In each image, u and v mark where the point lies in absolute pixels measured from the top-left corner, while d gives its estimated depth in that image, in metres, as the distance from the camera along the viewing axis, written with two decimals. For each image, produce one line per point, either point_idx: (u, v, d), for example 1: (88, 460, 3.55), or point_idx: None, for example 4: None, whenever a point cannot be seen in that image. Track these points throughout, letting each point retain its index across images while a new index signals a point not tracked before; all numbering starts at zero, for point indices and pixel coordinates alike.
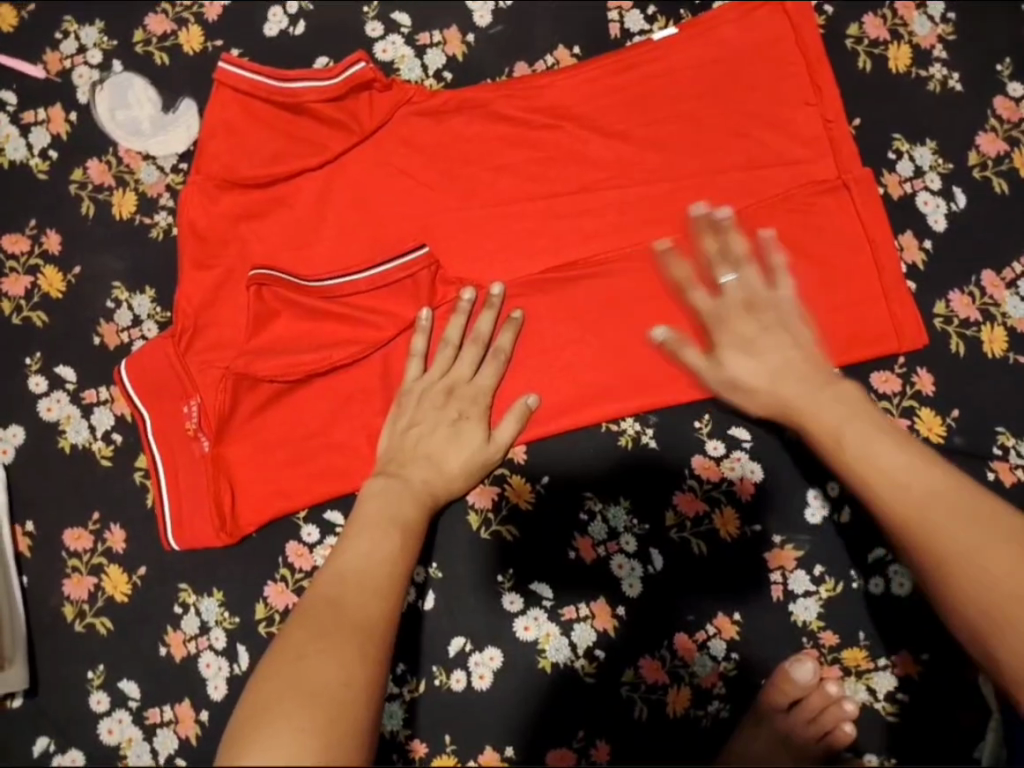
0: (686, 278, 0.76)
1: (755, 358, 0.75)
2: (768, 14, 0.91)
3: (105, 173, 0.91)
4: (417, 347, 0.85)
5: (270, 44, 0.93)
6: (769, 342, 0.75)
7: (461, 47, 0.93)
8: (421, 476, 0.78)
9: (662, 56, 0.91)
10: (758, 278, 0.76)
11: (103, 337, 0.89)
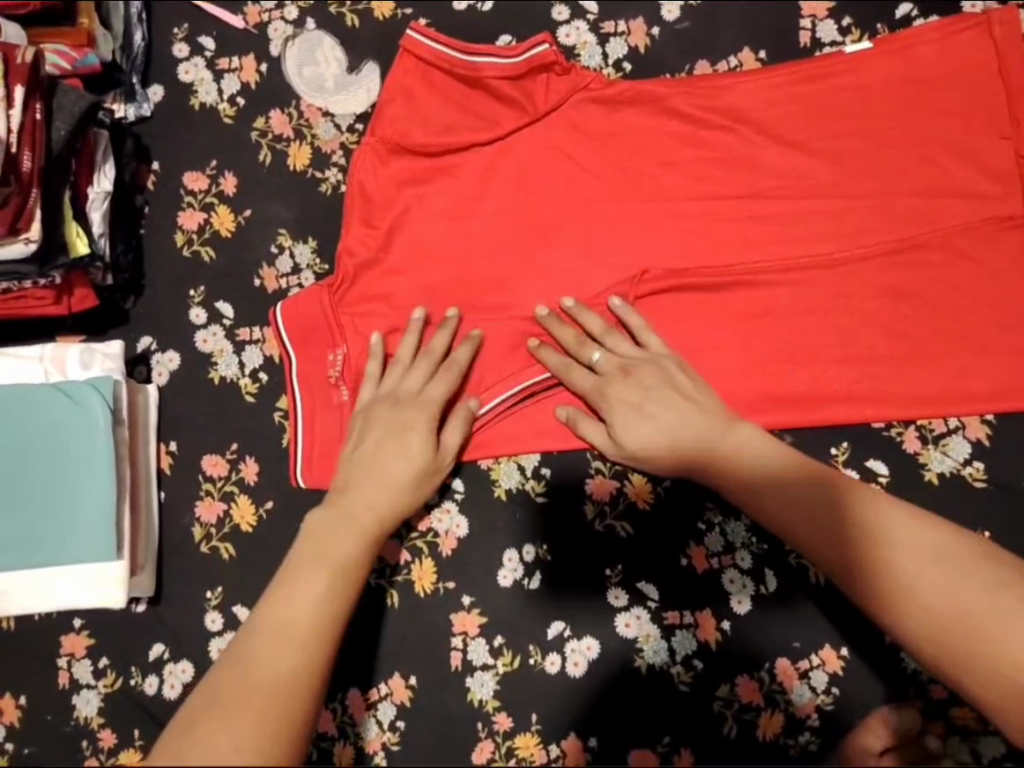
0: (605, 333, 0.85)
1: (647, 423, 0.81)
2: (975, 37, 0.86)
3: (286, 125, 0.95)
4: (371, 370, 0.85)
5: (458, 18, 0.95)
6: (649, 396, 0.81)
7: (645, 40, 0.92)
8: (368, 500, 0.77)
9: (854, 69, 0.88)
10: (625, 348, 0.85)
11: (263, 280, 0.93)
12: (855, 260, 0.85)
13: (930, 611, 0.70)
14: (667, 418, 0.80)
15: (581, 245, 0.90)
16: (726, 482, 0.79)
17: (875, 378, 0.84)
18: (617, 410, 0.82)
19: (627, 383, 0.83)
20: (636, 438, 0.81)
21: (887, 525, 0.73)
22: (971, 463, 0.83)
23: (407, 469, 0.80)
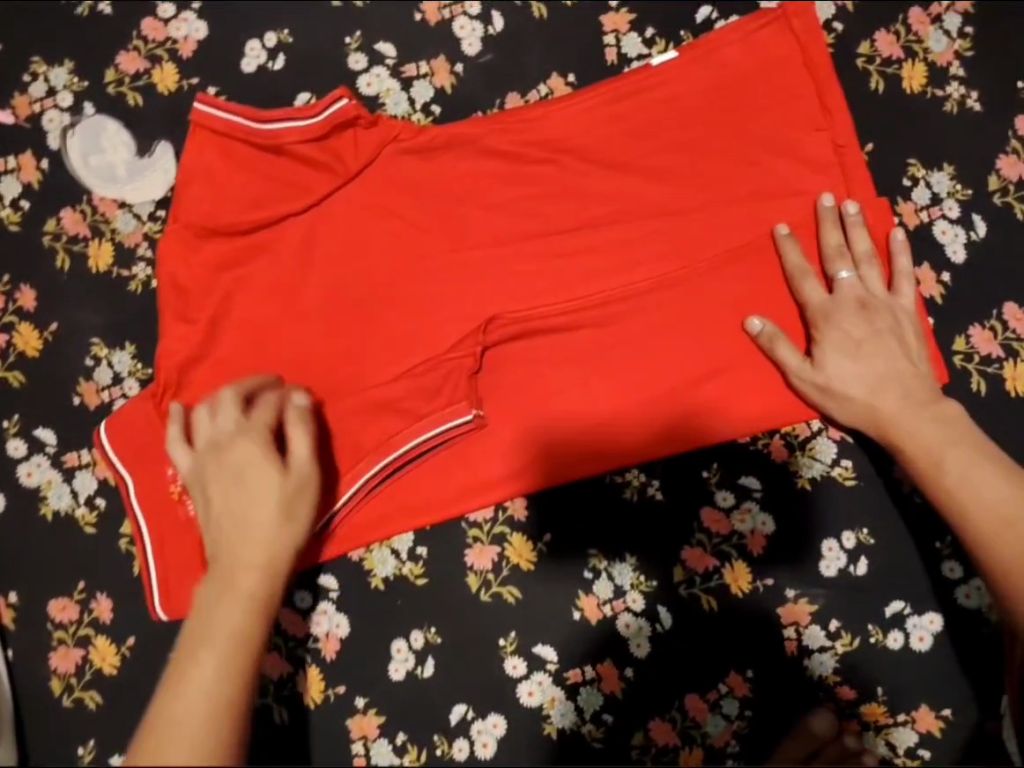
0: (798, 267, 0.81)
1: (860, 363, 0.78)
2: (774, 32, 0.85)
3: (80, 223, 0.87)
4: (173, 434, 0.73)
5: (248, 81, 0.88)
6: (834, 334, 0.79)
7: (450, 78, 0.87)
8: (240, 556, 0.62)
9: (664, 82, 0.85)
10: (876, 285, 0.81)
11: (83, 396, 0.85)
12: (695, 278, 0.83)
13: (975, 518, 0.71)
14: (858, 373, 0.78)
15: (418, 305, 0.84)
16: (865, 402, 0.77)
17: (734, 393, 0.82)
18: (847, 350, 0.78)
19: (823, 320, 0.79)
20: (844, 370, 0.78)
21: (986, 473, 0.72)
22: (839, 462, 0.83)
23: (253, 547, 0.63)
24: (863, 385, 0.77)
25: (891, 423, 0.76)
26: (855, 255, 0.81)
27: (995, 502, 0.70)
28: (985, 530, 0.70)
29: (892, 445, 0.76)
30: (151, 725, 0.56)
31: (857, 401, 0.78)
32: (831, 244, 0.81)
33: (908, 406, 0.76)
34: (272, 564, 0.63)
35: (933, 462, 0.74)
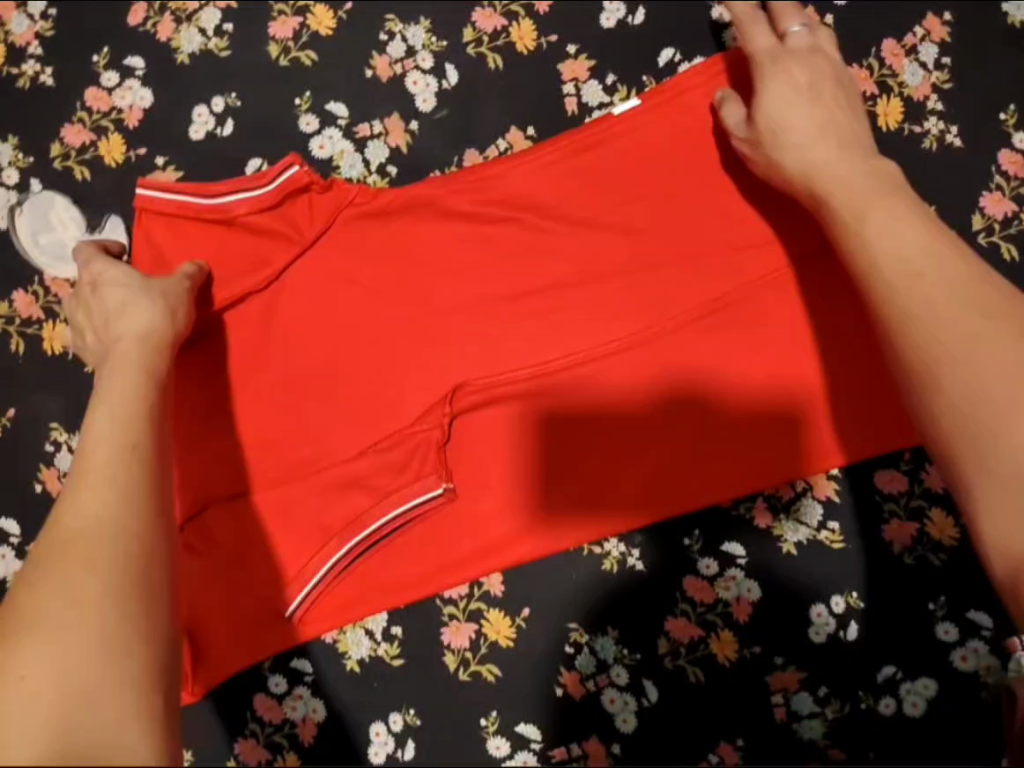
0: (806, 83, 0.74)
1: (807, 116, 0.73)
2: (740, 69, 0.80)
3: (33, 304, 0.84)
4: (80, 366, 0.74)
5: (197, 148, 0.85)
6: (788, 105, 0.73)
7: (405, 137, 0.84)
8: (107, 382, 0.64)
9: (628, 131, 0.81)
10: (869, 165, 0.70)
11: (45, 482, 0.83)
12: (668, 336, 0.80)
13: (897, 306, 0.61)
14: (803, 120, 0.73)
15: (383, 375, 0.82)
16: (804, 185, 0.71)
17: (713, 454, 0.79)
18: (800, 97, 0.73)
19: (787, 101, 0.73)
20: (801, 155, 0.71)
21: (911, 251, 0.62)
22: (826, 525, 0.80)
23: (102, 448, 0.57)
24: (809, 117, 0.72)
25: (821, 173, 0.70)
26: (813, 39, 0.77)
27: (922, 284, 0.61)
28: (911, 308, 0.60)
29: (814, 190, 0.70)
30: (26, 646, 0.46)
31: (800, 151, 0.72)
32: (773, 72, 0.75)
33: (862, 187, 0.68)
34: (136, 443, 0.57)
35: (878, 222, 0.65)
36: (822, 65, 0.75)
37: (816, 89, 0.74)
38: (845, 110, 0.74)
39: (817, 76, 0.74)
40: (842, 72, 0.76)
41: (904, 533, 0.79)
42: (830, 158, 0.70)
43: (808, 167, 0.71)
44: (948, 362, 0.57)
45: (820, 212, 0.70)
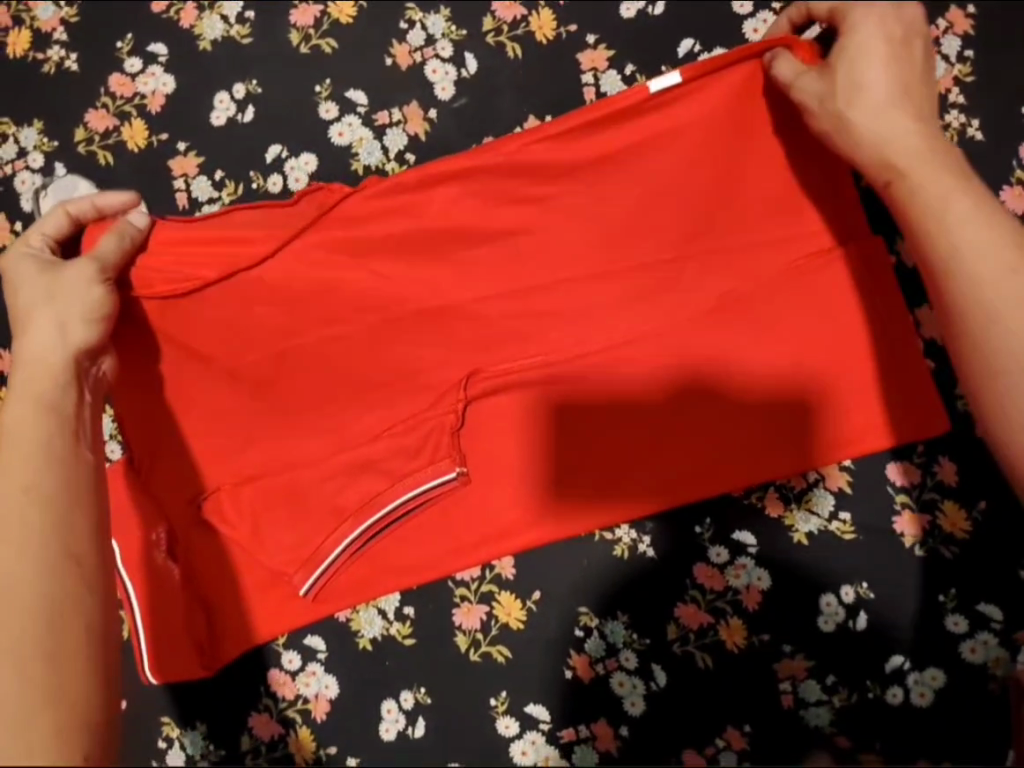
0: (897, 39, 0.69)
1: (897, 84, 0.68)
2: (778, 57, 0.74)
3: None
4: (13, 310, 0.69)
5: (218, 134, 0.86)
6: (858, 61, 0.68)
7: (424, 125, 0.84)
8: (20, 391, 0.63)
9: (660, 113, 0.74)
10: (944, 143, 0.69)
11: None
12: (681, 325, 0.81)
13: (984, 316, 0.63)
14: (886, 82, 0.68)
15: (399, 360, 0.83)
16: (877, 152, 0.68)
17: (725, 443, 0.79)
18: (881, 55, 0.68)
19: (860, 60, 0.68)
20: (885, 127, 0.68)
21: (997, 251, 0.64)
22: (837, 516, 0.79)
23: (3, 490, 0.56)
24: (888, 81, 0.68)
25: (909, 149, 0.67)
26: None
27: (1004, 292, 0.63)
28: (999, 323, 0.63)
29: (887, 161, 0.68)
30: None
31: (877, 120, 0.68)
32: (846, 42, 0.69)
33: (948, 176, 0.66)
34: (32, 483, 0.56)
35: (961, 216, 0.65)
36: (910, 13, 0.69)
37: (897, 50, 0.68)
38: (915, 67, 0.69)
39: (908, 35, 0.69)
40: (921, 29, 0.69)
41: (916, 526, 0.79)
42: (913, 135, 0.68)
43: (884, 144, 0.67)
44: (1018, 374, 0.63)
45: (888, 180, 0.68)
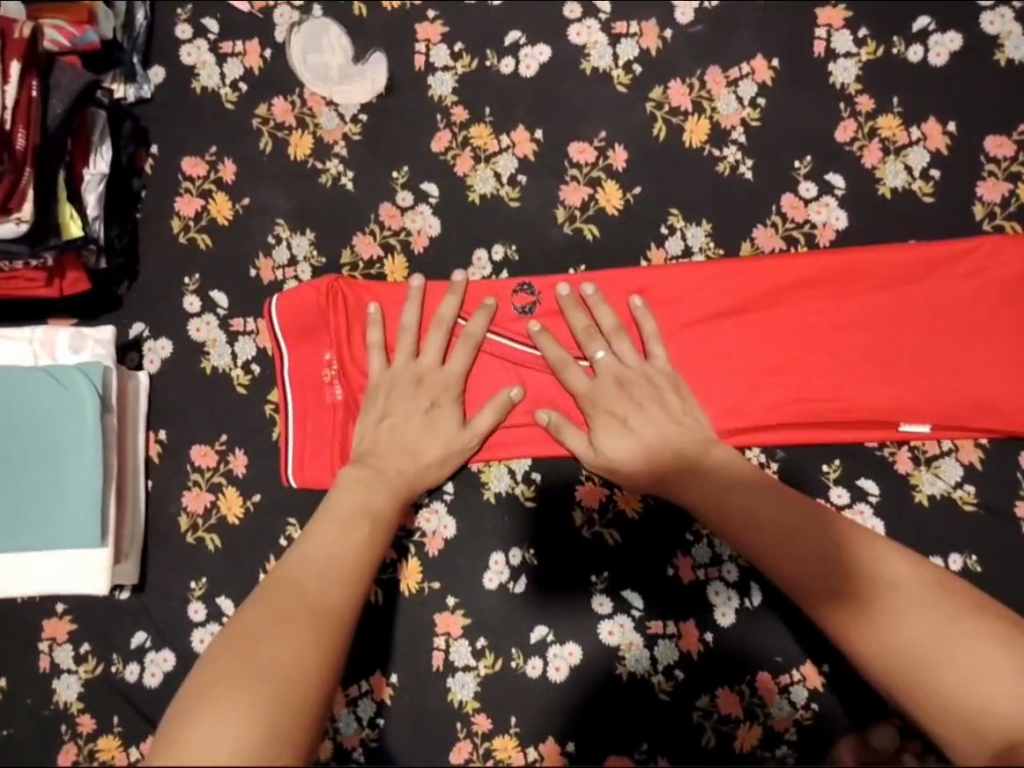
0: (591, 386, 0.82)
1: (618, 426, 0.81)
2: (1002, 257, 0.81)
3: (288, 113, 0.94)
4: (375, 339, 0.85)
5: (467, 10, 0.93)
6: (642, 419, 0.80)
7: (658, 42, 0.90)
8: (429, 434, 0.82)
9: (874, 301, 0.83)
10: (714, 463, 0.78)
11: (260, 271, 0.92)
12: (860, 269, 0.83)
13: (884, 636, 0.66)
14: (642, 451, 0.79)
15: (582, 252, 0.89)
16: (1003, 704, 0.60)
17: (875, 396, 0.82)
18: (628, 413, 0.81)
19: (646, 423, 0.80)
20: (611, 440, 0.80)
21: (835, 556, 0.70)
22: (963, 486, 0.82)
23: (426, 457, 0.82)
24: (646, 457, 0.79)
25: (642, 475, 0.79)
26: (604, 334, 0.84)
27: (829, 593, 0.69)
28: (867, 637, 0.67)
29: (885, 618, 0.66)
30: (274, 606, 0.60)
31: (598, 406, 0.82)
32: (645, 369, 0.82)
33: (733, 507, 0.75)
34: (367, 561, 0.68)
35: (800, 544, 0.71)
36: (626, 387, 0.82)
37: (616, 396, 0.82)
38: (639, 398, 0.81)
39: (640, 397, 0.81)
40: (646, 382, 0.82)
41: None
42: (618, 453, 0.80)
43: (865, 592, 0.68)
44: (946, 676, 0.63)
45: (891, 638, 0.66)
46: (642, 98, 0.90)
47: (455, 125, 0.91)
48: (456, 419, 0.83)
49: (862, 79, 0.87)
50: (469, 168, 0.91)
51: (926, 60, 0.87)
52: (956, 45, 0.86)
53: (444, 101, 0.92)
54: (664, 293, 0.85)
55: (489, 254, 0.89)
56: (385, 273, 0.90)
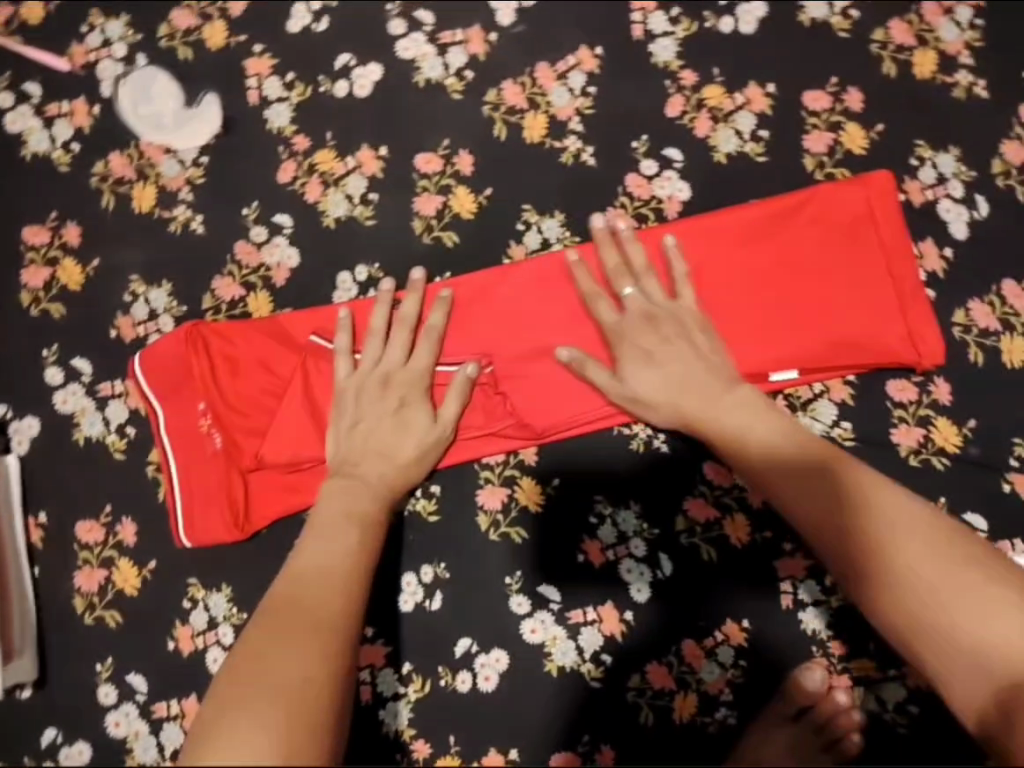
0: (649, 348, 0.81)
1: (651, 367, 0.80)
2: (833, 202, 0.85)
3: (127, 166, 0.92)
4: (342, 345, 0.84)
5: (293, 40, 0.93)
6: (669, 355, 0.80)
7: (484, 46, 0.92)
8: (400, 431, 0.81)
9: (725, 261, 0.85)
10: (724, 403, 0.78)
11: (120, 330, 0.89)
12: (705, 234, 0.86)
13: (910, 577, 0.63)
14: (669, 382, 0.80)
15: (443, 260, 0.89)
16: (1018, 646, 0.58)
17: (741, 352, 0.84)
18: (664, 349, 0.80)
19: (674, 360, 0.80)
20: (641, 377, 0.80)
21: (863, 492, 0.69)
22: (839, 424, 0.86)
23: (399, 460, 0.81)
24: (672, 392, 0.79)
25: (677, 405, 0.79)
26: (633, 272, 0.83)
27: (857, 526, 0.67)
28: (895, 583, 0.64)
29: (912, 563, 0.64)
30: (272, 621, 0.59)
31: (629, 342, 0.81)
32: (673, 307, 0.82)
33: (781, 431, 0.76)
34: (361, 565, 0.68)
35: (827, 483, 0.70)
36: (658, 324, 0.81)
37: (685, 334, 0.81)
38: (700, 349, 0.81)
39: (664, 336, 0.81)
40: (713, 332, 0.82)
41: (911, 437, 0.85)
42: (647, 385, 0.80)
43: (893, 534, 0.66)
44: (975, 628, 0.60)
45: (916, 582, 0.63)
46: (478, 102, 0.91)
47: (299, 154, 0.91)
48: (421, 416, 0.82)
49: (682, 55, 0.90)
50: (320, 194, 0.90)
51: (736, 29, 0.91)
52: (761, 12, 0.91)
53: (284, 132, 0.91)
54: (525, 287, 0.86)
55: (354, 276, 0.89)
56: (250, 311, 0.89)
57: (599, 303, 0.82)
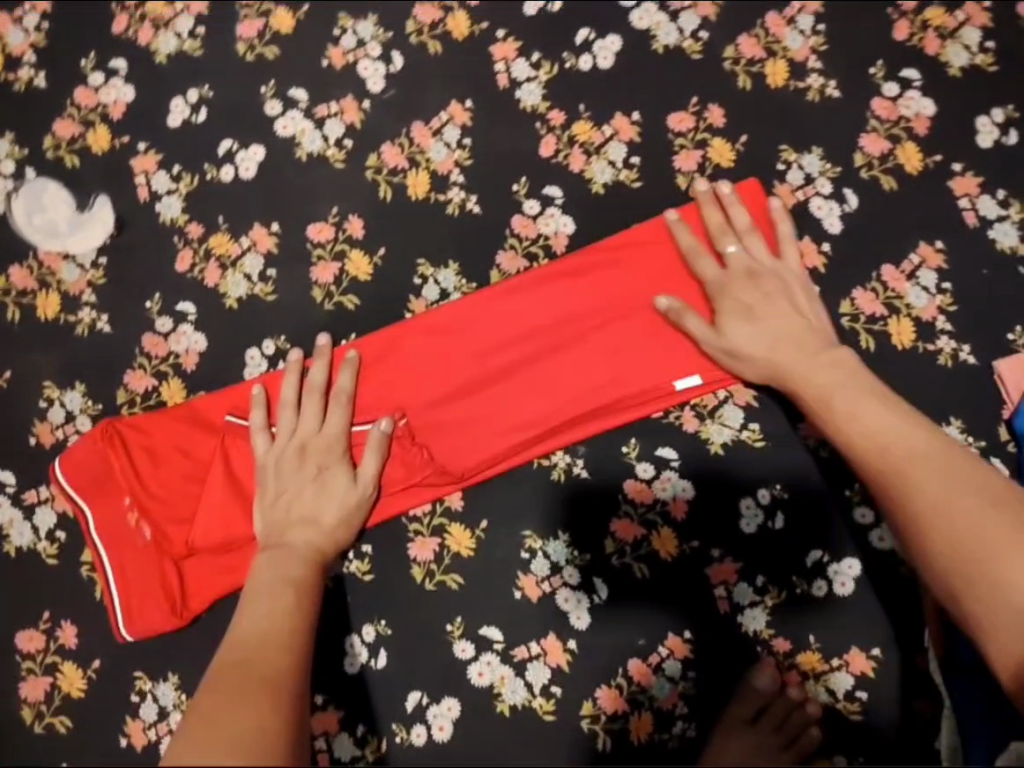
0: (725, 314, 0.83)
1: (752, 323, 0.82)
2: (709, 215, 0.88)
3: (27, 277, 0.94)
4: (258, 420, 0.85)
5: (176, 134, 0.96)
6: (768, 310, 0.82)
7: (359, 114, 0.95)
8: (320, 497, 0.82)
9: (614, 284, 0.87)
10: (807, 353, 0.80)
11: (39, 436, 0.90)
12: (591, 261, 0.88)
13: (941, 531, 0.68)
14: (758, 337, 0.82)
15: (347, 324, 0.91)
16: None
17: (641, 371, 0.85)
18: (757, 300, 0.83)
19: (773, 315, 0.82)
20: (745, 332, 0.82)
21: (902, 445, 0.72)
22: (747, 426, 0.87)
23: (326, 525, 0.81)
24: (771, 347, 0.81)
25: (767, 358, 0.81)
26: (737, 231, 0.86)
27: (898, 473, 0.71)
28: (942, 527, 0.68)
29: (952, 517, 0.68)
30: (223, 683, 0.57)
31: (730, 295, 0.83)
32: (777, 266, 0.84)
33: (833, 375, 0.78)
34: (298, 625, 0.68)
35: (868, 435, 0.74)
36: (763, 279, 0.84)
37: (771, 289, 0.83)
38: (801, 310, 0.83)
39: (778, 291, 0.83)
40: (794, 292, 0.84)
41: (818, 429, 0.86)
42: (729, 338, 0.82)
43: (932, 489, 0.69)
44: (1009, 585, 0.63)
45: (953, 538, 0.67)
46: (361, 167, 0.94)
47: (194, 240, 0.93)
48: (340, 479, 0.83)
49: (548, 96, 0.94)
50: (219, 277, 0.93)
51: (596, 65, 0.95)
52: (617, 46, 0.95)
53: (178, 222, 0.94)
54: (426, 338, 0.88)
55: (262, 351, 0.91)
56: (164, 400, 0.90)
57: (702, 261, 0.85)
